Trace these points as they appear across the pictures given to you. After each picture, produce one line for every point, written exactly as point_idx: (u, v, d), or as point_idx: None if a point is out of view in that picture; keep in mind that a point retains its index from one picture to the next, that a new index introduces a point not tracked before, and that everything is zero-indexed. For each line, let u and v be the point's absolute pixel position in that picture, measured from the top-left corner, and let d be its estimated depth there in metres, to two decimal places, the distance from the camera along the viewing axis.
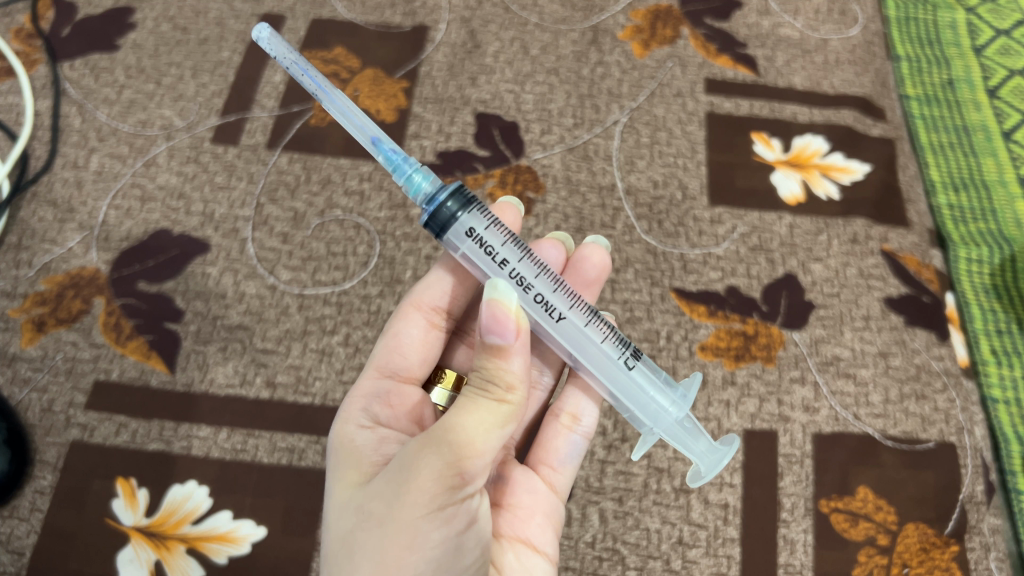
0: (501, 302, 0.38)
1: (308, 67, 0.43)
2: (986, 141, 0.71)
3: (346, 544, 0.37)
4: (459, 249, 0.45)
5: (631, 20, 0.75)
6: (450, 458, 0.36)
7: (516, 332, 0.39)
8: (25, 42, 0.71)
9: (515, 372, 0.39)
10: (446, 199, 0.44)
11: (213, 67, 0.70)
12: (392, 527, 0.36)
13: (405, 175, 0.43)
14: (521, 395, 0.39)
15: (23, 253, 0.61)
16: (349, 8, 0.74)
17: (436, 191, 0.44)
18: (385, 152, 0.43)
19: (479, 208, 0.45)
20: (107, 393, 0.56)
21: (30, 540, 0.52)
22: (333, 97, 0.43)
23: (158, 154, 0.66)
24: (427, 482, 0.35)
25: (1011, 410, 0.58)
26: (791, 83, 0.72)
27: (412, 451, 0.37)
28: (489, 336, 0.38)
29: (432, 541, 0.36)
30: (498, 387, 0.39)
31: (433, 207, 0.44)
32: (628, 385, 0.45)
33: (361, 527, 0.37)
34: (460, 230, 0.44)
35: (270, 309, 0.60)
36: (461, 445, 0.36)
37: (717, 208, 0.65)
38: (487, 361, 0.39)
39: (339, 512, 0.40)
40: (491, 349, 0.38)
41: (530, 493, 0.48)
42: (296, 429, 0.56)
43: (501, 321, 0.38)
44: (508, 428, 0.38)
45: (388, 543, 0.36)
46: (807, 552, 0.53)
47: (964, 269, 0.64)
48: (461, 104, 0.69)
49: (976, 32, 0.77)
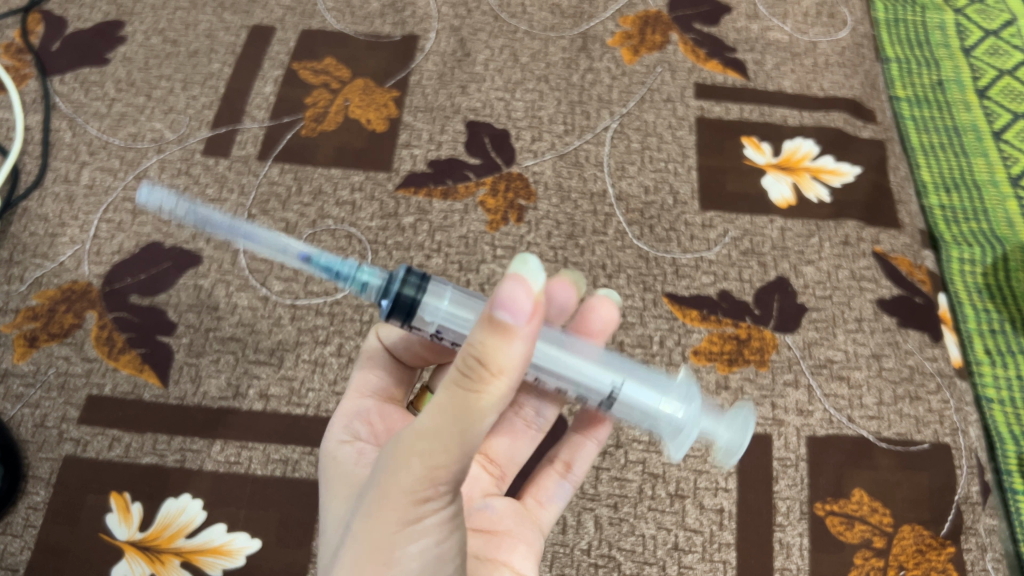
0: (525, 276, 0.33)
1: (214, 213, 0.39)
2: (976, 142, 0.72)
3: (333, 553, 0.39)
4: (441, 308, 0.41)
5: (620, 27, 0.75)
6: (420, 468, 0.35)
7: (528, 314, 0.33)
8: (15, 57, 0.71)
9: (512, 354, 0.34)
10: (404, 288, 0.40)
11: (203, 79, 0.71)
12: (371, 540, 0.36)
13: (360, 279, 0.41)
14: (510, 378, 0.34)
15: (14, 269, 0.61)
16: (338, 18, 0.74)
17: (397, 279, 0.41)
18: (319, 264, 0.41)
19: (436, 279, 0.42)
20: (100, 407, 0.56)
21: (23, 557, 0.52)
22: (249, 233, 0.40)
23: (149, 168, 0.66)
24: (399, 497, 0.35)
25: (1006, 410, 0.59)
26: (780, 86, 0.73)
27: (387, 463, 0.36)
28: (499, 313, 0.33)
29: (409, 546, 0.36)
30: (485, 373, 0.33)
31: (388, 298, 0.40)
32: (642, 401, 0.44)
33: (344, 536, 0.38)
34: (426, 311, 0.41)
35: (263, 320, 0.60)
36: (429, 450, 0.35)
37: (708, 212, 0.65)
38: (469, 351, 0.34)
39: (333, 519, 0.41)
40: (481, 333, 0.33)
41: (515, 521, 0.48)
42: (289, 440, 0.55)
43: (517, 299, 0.33)
44: (489, 418, 0.35)
45: (367, 556, 0.36)
46: (803, 556, 0.53)
47: (956, 269, 0.65)
48: (452, 113, 0.69)
49: (965, 33, 0.78)
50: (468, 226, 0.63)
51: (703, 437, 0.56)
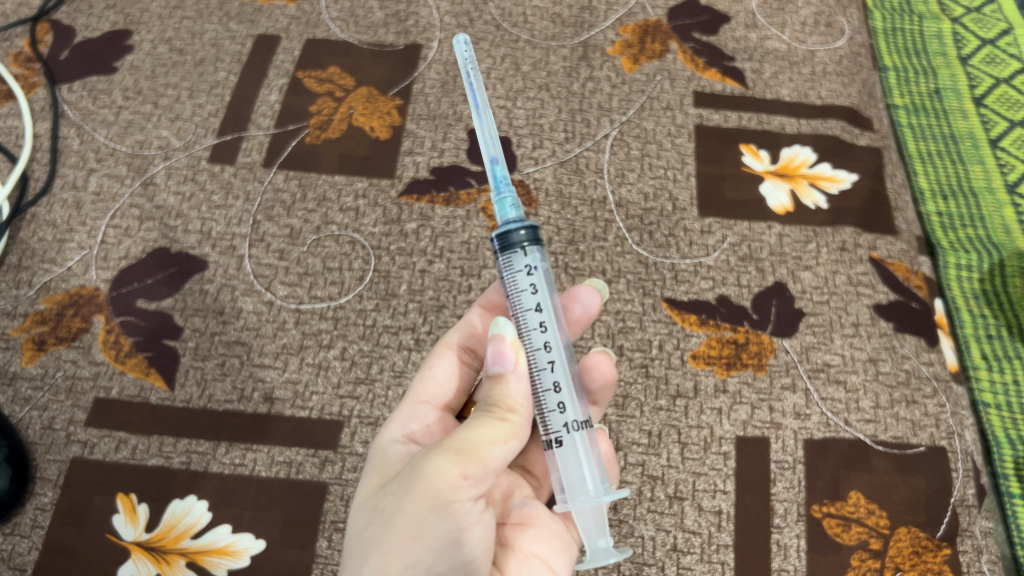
0: (503, 333, 0.42)
1: (475, 80, 0.48)
2: (973, 150, 0.73)
3: (357, 542, 0.39)
4: (525, 266, 0.46)
5: (620, 36, 0.76)
6: (453, 459, 0.38)
7: (516, 361, 0.42)
8: (24, 66, 0.73)
9: (515, 394, 0.42)
10: (521, 228, 0.45)
11: (210, 87, 0.72)
12: (398, 520, 0.38)
13: (496, 196, 0.45)
14: (524, 415, 0.42)
15: (24, 273, 0.62)
16: (343, 28, 0.76)
17: (517, 221, 0.46)
18: (495, 172, 0.46)
19: (543, 245, 0.47)
20: (107, 410, 0.57)
21: (30, 557, 0.52)
22: (481, 111, 0.46)
23: (156, 174, 0.67)
24: (431, 481, 0.38)
25: (1002, 413, 0.61)
26: (779, 95, 0.74)
27: (423, 454, 0.39)
28: (493, 367, 0.42)
29: (434, 534, 0.37)
30: (500, 408, 0.41)
31: (506, 229, 0.46)
32: (579, 456, 0.45)
33: (372, 524, 0.39)
34: (516, 259, 0.46)
35: (268, 324, 0.61)
36: (465, 448, 0.39)
37: (706, 218, 0.66)
38: (491, 388, 0.42)
39: (359, 507, 0.42)
40: (493, 378, 0.42)
41: (556, 519, 0.47)
42: (294, 443, 0.56)
43: (504, 352, 0.42)
44: (511, 445, 0.40)
45: (393, 534, 0.38)
46: (801, 557, 0.54)
47: (953, 275, 0.66)
48: (454, 120, 0.70)
49: (962, 42, 0.79)
50: (470, 232, 0.64)
51: (701, 440, 0.57)
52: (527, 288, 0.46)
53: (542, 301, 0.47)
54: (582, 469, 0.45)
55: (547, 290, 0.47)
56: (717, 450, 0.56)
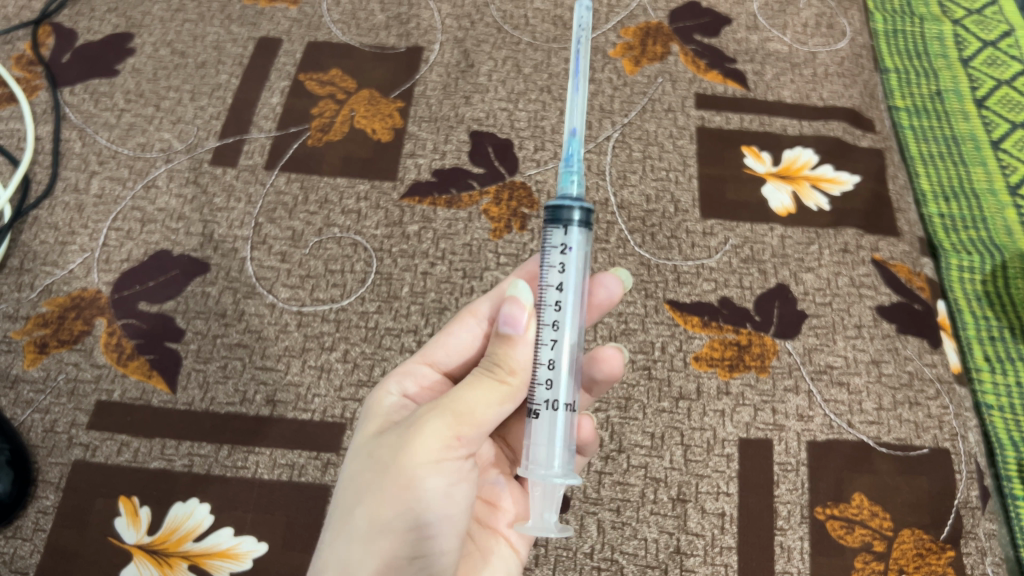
0: (519, 296, 0.42)
1: (581, 58, 0.48)
2: (975, 151, 0.73)
3: (351, 484, 0.42)
4: (566, 244, 0.46)
5: (621, 38, 0.77)
6: (449, 421, 0.40)
7: (527, 327, 0.42)
8: (26, 69, 0.73)
9: (520, 357, 0.42)
10: (575, 207, 0.45)
11: (211, 90, 0.72)
12: (393, 472, 0.40)
13: (563, 169, 0.45)
14: (522, 378, 0.42)
15: (25, 276, 0.62)
16: (344, 30, 0.76)
17: (575, 198, 0.45)
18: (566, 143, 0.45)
19: (592, 230, 0.46)
20: (109, 413, 0.57)
21: (32, 560, 0.52)
22: (575, 86, 0.46)
23: (158, 177, 0.67)
24: (427, 440, 0.40)
25: (1005, 415, 0.61)
26: (781, 96, 0.74)
27: (422, 413, 0.41)
28: (503, 326, 0.41)
29: (426, 488, 0.40)
30: (502, 369, 0.42)
31: (560, 201, 0.45)
32: (553, 432, 0.45)
33: (366, 471, 0.42)
34: (562, 235, 0.46)
35: (270, 327, 0.60)
36: (462, 412, 0.40)
37: (708, 220, 0.66)
38: (495, 346, 0.42)
39: (355, 452, 0.44)
40: (501, 337, 0.42)
41: (522, 502, 0.53)
42: (296, 445, 0.56)
43: (516, 316, 0.41)
44: (505, 408, 0.42)
45: (387, 485, 0.40)
46: (804, 559, 0.53)
47: (956, 277, 0.66)
48: (456, 123, 0.70)
49: (964, 44, 0.79)
50: (472, 234, 0.64)
51: (704, 441, 0.57)
52: (557, 265, 0.46)
53: (567, 282, 0.46)
54: (553, 444, 0.45)
55: (577, 272, 0.46)
56: (720, 453, 0.56)
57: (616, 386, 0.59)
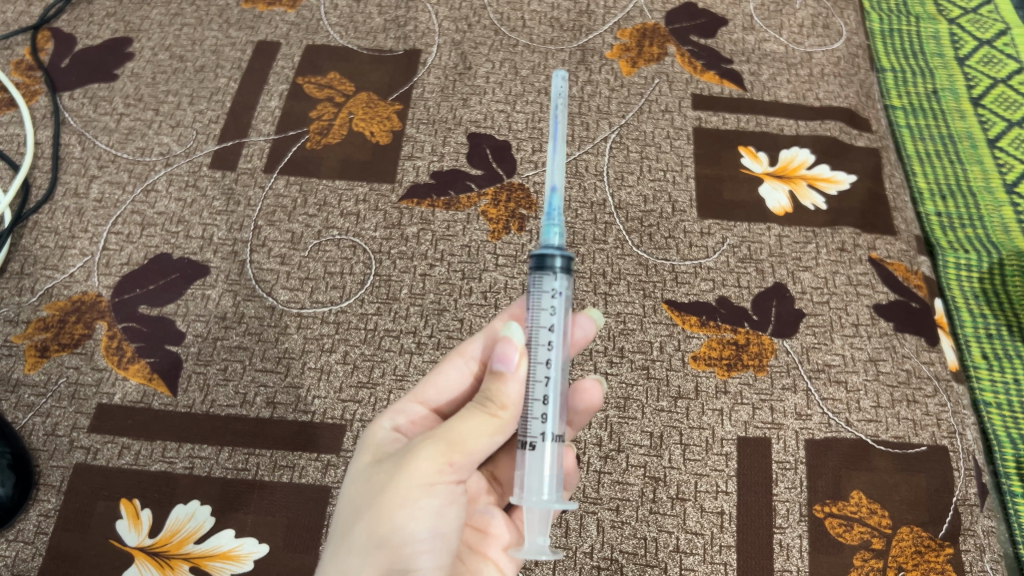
0: (513, 336, 0.43)
1: (559, 118, 0.48)
2: (972, 150, 0.74)
3: (349, 505, 0.43)
4: (550, 288, 0.46)
5: (618, 39, 0.77)
6: (441, 451, 0.41)
7: (519, 364, 0.42)
8: (25, 74, 0.73)
9: (511, 393, 0.42)
10: (557, 256, 0.45)
11: (210, 94, 0.72)
12: (387, 498, 0.41)
13: (546, 221, 0.45)
14: (513, 413, 0.43)
15: (25, 280, 0.63)
16: (343, 34, 0.76)
17: (557, 248, 0.46)
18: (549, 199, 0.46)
19: (573, 276, 0.47)
20: (111, 416, 0.57)
21: (34, 563, 0.52)
22: (555, 145, 0.47)
23: (157, 180, 0.67)
24: (420, 467, 0.41)
25: (1003, 412, 0.61)
26: (777, 97, 0.74)
27: (417, 441, 0.42)
28: (497, 363, 0.42)
29: (420, 514, 0.41)
30: (494, 403, 0.42)
31: (544, 252, 0.46)
32: (545, 460, 0.45)
33: (363, 493, 0.42)
34: (546, 281, 0.46)
35: (270, 329, 0.61)
36: (456, 441, 0.41)
37: (706, 220, 0.66)
38: (488, 382, 0.43)
39: (353, 478, 0.45)
40: (493, 373, 0.42)
41: (514, 530, 0.52)
42: (297, 446, 0.56)
43: (508, 353, 0.42)
44: (497, 439, 0.42)
45: (382, 510, 0.41)
46: (803, 557, 0.54)
47: (953, 275, 0.67)
48: (454, 125, 0.71)
49: (959, 43, 0.80)
50: (471, 236, 0.65)
51: (702, 441, 0.57)
52: (546, 307, 0.46)
53: (557, 322, 0.46)
54: (545, 472, 0.45)
55: (564, 314, 0.47)
56: (718, 451, 0.57)
57: (614, 387, 0.59)
